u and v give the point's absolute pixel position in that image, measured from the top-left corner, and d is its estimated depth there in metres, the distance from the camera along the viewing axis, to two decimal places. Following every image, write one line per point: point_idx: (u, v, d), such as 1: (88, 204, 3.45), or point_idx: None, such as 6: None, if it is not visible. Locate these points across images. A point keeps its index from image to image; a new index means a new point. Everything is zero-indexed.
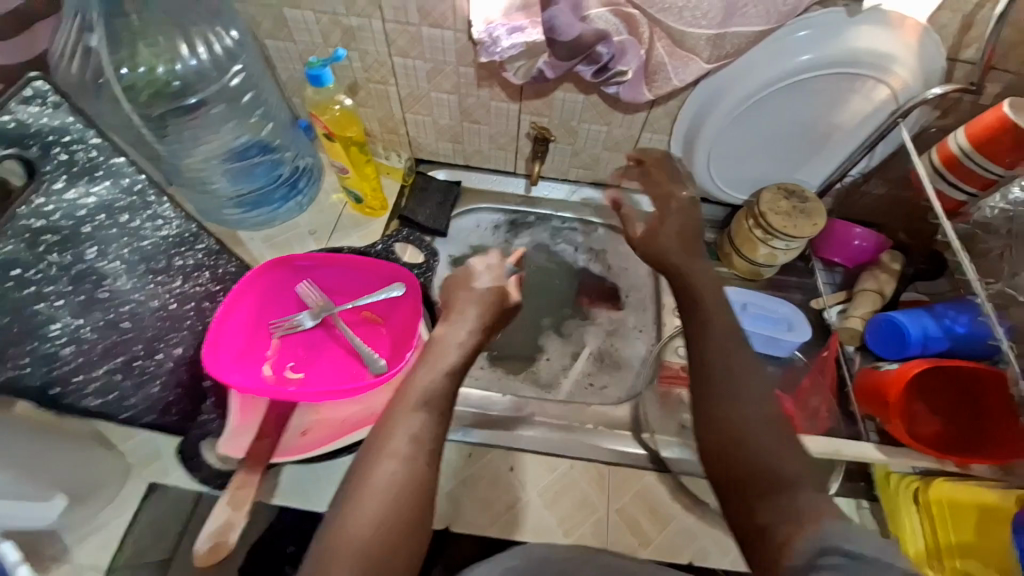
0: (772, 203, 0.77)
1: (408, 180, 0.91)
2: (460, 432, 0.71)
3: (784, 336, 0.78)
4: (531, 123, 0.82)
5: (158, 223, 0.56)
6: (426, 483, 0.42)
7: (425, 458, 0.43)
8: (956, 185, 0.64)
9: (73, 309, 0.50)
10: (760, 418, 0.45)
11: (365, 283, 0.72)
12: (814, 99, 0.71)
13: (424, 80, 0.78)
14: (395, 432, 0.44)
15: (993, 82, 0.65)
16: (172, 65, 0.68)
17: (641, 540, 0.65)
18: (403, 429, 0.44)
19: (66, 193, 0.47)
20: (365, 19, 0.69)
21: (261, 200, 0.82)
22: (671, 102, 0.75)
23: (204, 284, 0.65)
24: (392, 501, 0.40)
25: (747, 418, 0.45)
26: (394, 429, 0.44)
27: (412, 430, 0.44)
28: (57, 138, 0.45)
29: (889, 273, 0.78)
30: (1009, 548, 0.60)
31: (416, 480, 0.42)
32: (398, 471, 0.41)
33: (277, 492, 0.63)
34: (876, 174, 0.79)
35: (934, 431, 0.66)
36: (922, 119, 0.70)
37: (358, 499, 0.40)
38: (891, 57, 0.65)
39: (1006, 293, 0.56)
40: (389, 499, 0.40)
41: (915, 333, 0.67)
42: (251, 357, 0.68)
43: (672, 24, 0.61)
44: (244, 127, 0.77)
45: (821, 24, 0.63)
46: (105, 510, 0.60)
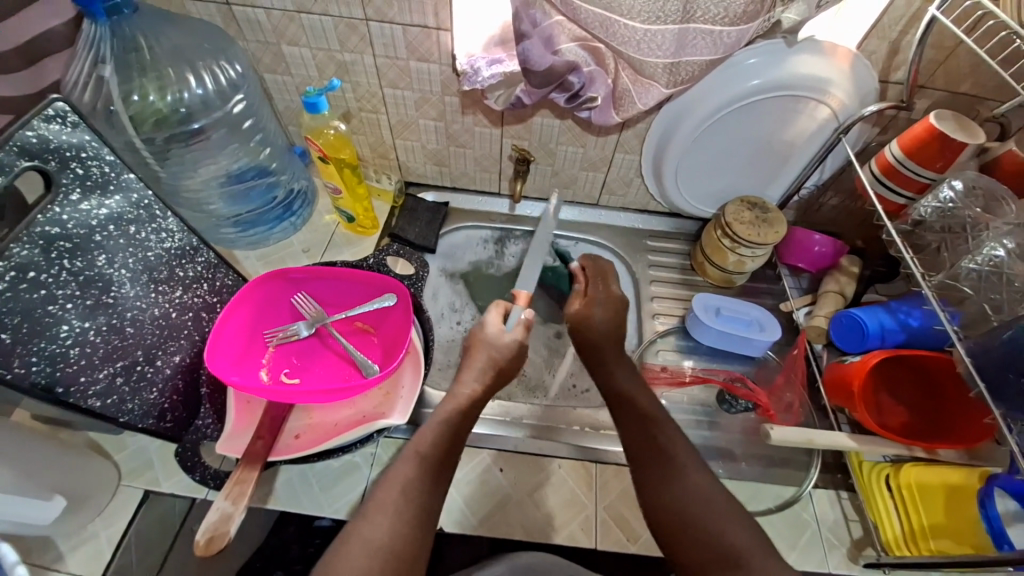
0: (737, 213, 0.83)
1: (398, 202, 0.96)
2: None
3: (755, 336, 0.82)
4: (512, 146, 0.89)
5: (162, 236, 0.61)
6: (412, 542, 0.46)
7: (411, 513, 0.48)
8: (896, 190, 0.70)
9: (80, 312, 0.52)
10: (707, 503, 0.48)
11: (357, 294, 0.76)
12: (767, 119, 0.79)
13: (412, 108, 0.84)
14: (386, 491, 0.49)
15: (924, 99, 0.73)
16: (179, 93, 0.74)
17: (629, 535, 0.67)
18: (395, 485, 0.49)
19: (80, 204, 0.52)
20: (358, 55, 0.76)
21: (257, 220, 0.87)
22: (640, 124, 0.82)
23: (203, 295, 0.68)
24: (376, 556, 0.44)
25: (689, 507, 0.48)
26: (388, 485, 0.49)
27: (401, 486, 0.49)
28: (75, 154, 0.51)
29: (849, 275, 0.83)
30: (977, 523, 0.62)
31: (399, 534, 0.46)
32: (385, 525, 0.46)
33: (271, 498, 0.67)
34: (831, 186, 0.87)
35: (900, 421, 0.70)
36: (864, 135, 0.79)
37: (345, 555, 0.44)
38: (828, 80, 0.73)
39: (947, 283, 0.62)
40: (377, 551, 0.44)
41: (873, 326, 0.72)
42: (249, 362, 0.71)
43: (632, 55, 0.66)
44: (244, 151, 0.83)
45: (768, 52, 0.71)
46: (96, 520, 0.64)
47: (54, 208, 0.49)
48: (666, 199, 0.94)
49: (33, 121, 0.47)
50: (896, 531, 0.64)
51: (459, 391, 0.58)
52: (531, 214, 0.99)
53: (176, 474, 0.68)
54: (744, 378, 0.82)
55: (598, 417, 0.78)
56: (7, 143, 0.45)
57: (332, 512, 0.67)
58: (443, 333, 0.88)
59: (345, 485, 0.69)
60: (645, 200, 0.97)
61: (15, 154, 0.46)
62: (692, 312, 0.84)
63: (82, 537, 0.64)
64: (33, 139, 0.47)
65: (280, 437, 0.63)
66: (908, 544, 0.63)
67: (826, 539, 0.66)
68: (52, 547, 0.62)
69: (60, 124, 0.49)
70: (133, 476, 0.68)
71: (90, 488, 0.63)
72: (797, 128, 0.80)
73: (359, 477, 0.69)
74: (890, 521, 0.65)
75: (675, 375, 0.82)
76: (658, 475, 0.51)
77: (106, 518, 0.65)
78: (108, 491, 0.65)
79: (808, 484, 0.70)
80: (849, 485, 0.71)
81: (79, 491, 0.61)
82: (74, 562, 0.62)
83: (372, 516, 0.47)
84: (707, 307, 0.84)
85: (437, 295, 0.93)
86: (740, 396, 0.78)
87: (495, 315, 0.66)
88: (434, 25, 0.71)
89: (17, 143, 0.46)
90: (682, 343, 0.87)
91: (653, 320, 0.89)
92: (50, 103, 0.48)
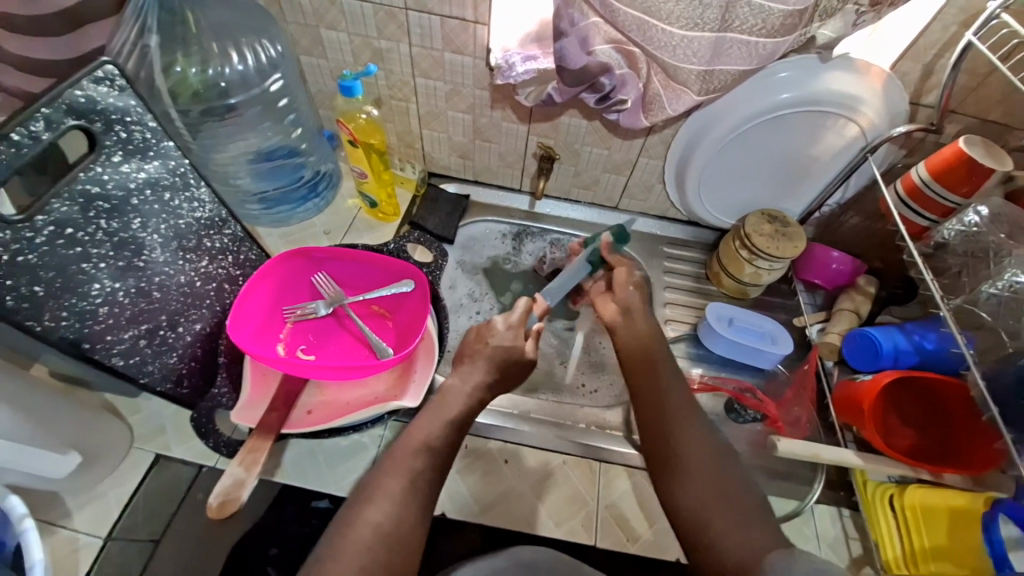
0: (757, 225, 0.84)
1: (421, 191, 0.98)
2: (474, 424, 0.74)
3: (767, 349, 0.82)
4: (538, 143, 0.90)
5: (194, 205, 0.62)
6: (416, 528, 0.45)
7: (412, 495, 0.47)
8: (918, 212, 0.70)
9: (112, 272, 0.53)
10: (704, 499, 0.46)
11: (377, 278, 0.77)
12: (793, 134, 0.79)
13: (442, 99, 0.85)
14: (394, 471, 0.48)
15: (953, 124, 0.73)
16: (221, 68, 0.75)
17: (629, 536, 0.67)
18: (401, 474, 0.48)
19: (121, 166, 0.53)
20: (394, 42, 0.77)
21: (282, 198, 0.88)
22: (666, 130, 0.82)
23: (227, 267, 0.69)
24: (378, 545, 0.43)
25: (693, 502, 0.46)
26: (390, 470, 0.48)
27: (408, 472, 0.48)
28: (120, 117, 0.52)
29: (864, 295, 0.83)
30: (980, 549, 0.61)
31: (405, 522, 0.45)
32: (389, 511, 0.45)
33: (279, 470, 0.68)
34: (852, 206, 0.87)
35: (907, 443, 0.70)
36: (890, 156, 0.79)
37: (348, 542, 0.43)
38: (859, 99, 0.74)
39: (965, 308, 0.63)
40: (384, 537, 0.43)
41: (887, 347, 0.72)
42: (268, 335, 0.72)
43: (667, 60, 0.67)
44: (275, 130, 0.84)
45: (799, 67, 0.72)
46: (106, 478, 0.66)
47: (96, 168, 0.51)
48: (686, 207, 0.94)
49: (82, 82, 0.48)
50: (896, 551, 0.65)
51: (469, 382, 0.58)
52: (550, 212, 1.00)
53: (187, 441, 0.70)
54: (754, 389, 0.83)
55: (604, 417, 0.79)
56: (56, 100, 0.46)
57: (337, 489, 0.68)
58: (457, 323, 0.89)
59: (350, 465, 0.70)
60: (664, 207, 0.97)
61: (63, 112, 0.47)
62: (706, 320, 0.84)
63: (91, 495, 0.65)
64: (81, 98, 0.48)
65: (293, 411, 0.64)
66: (908, 564, 0.63)
67: (825, 555, 0.67)
68: (63, 502, 0.64)
69: (108, 86, 0.50)
70: (145, 439, 0.69)
71: (103, 447, 0.64)
72: (823, 144, 0.80)
73: (366, 458, 0.70)
74: (891, 540, 0.65)
75: None
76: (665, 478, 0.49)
77: (116, 478, 0.66)
78: (120, 452, 0.67)
79: (811, 499, 0.71)
80: (852, 503, 0.71)
81: (93, 448, 0.63)
82: (81, 520, 0.63)
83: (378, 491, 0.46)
84: (721, 316, 0.85)
85: (454, 285, 0.93)
86: (748, 406, 0.80)
87: (521, 311, 0.66)
88: (472, 18, 0.72)
89: (66, 102, 0.47)
90: (693, 350, 0.87)
91: (665, 326, 0.89)
92: (100, 65, 0.49)
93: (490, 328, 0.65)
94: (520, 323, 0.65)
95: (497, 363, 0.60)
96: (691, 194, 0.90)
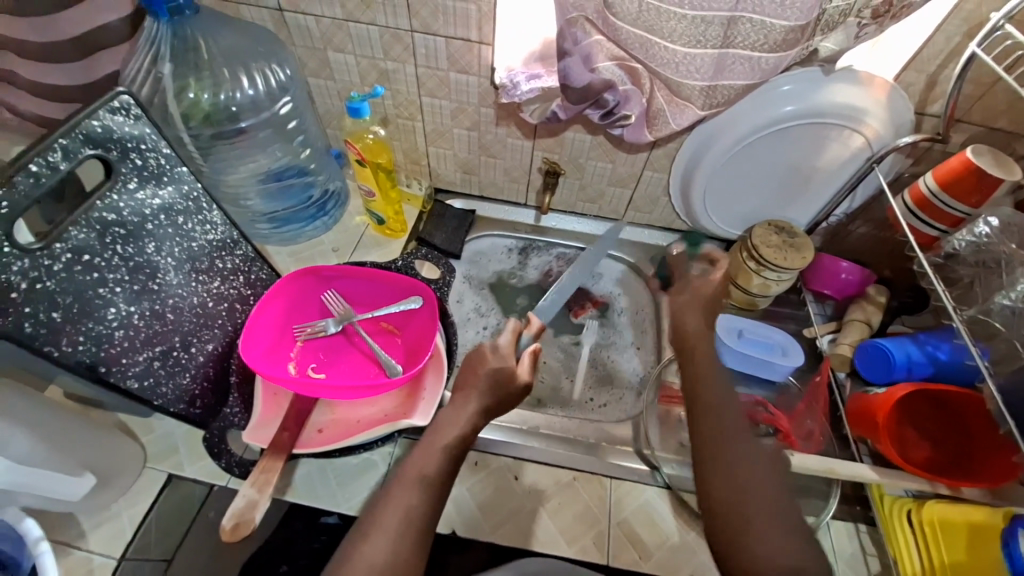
0: (763, 237, 0.84)
1: (427, 207, 0.99)
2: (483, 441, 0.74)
3: (778, 360, 0.82)
4: (543, 159, 0.91)
5: (206, 228, 0.63)
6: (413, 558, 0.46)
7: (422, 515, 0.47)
8: (928, 222, 0.70)
9: (127, 295, 0.54)
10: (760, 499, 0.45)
11: (386, 295, 0.77)
12: (798, 145, 0.79)
13: (448, 117, 0.87)
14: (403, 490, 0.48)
15: (960, 133, 0.73)
16: (232, 93, 0.76)
17: (641, 553, 0.67)
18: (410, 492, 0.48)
19: (136, 192, 0.54)
20: (400, 64, 0.79)
21: (291, 217, 0.89)
22: (670, 144, 0.83)
23: (238, 287, 0.70)
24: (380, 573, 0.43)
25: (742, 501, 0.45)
26: (393, 502, 0.48)
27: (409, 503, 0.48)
28: (135, 145, 0.53)
29: (875, 305, 0.82)
30: (998, 561, 0.61)
31: (400, 558, 0.45)
32: (386, 548, 0.45)
33: (290, 489, 0.69)
34: (860, 215, 0.87)
35: (923, 455, 0.69)
36: (897, 166, 0.79)
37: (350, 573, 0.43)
38: (863, 110, 0.74)
39: (980, 318, 0.62)
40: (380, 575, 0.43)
41: (900, 358, 0.71)
42: (278, 354, 0.73)
43: (670, 76, 0.67)
44: (284, 151, 0.86)
45: (803, 80, 0.72)
46: (119, 499, 0.66)
47: (112, 195, 0.52)
48: (692, 219, 0.94)
49: (100, 112, 0.50)
50: (917, 567, 0.63)
51: (461, 409, 0.57)
52: (556, 226, 1.01)
53: (199, 460, 0.70)
54: (766, 403, 0.81)
55: (614, 432, 0.78)
56: (74, 131, 0.48)
57: (347, 508, 0.68)
58: (465, 338, 0.89)
59: (361, 483, 0.70)
60: (670, 218, 0.97)
61: (82, 142, 0.49)
62: (715, 333, 0.84)
63: (104, 516, 0.65)
64: (99, 128, 0.50)
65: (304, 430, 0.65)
66: None
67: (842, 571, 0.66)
68: (77, 523, 0.64)
69: (124, 116, 0.52)
70: (158, 458, 0.70)
71: (117, 468, 0.65)
72: (829, 155, 0.80)
73: (377, 476, 0.70)
74: (911, 557, 0.63)
75: None
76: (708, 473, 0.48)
77: (129, 499, 0.66)
78: (133, 473, 0.67)
79: (827, 514, 0.69)
80: (869, 518, 0.69)
81: (107, 469, 0.63)
82: (95, 541, 0.64)
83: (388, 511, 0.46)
84: (729, 329, 0.84)
85: (461, 300, 0.93)
86: (762, 420, 0.78)
87: (509, 337, 0.63)
88: (476, 39, 0.73)
89: (84, 132, 0.49)
90: None
91: (673, 339, 0.89)
92: (116, 96, 0.51)
93: (486, 355, 0.62)
94: (507, 349, 0.62)
95: (488, 390, 0.59)
96: (696, 206, 0.90)
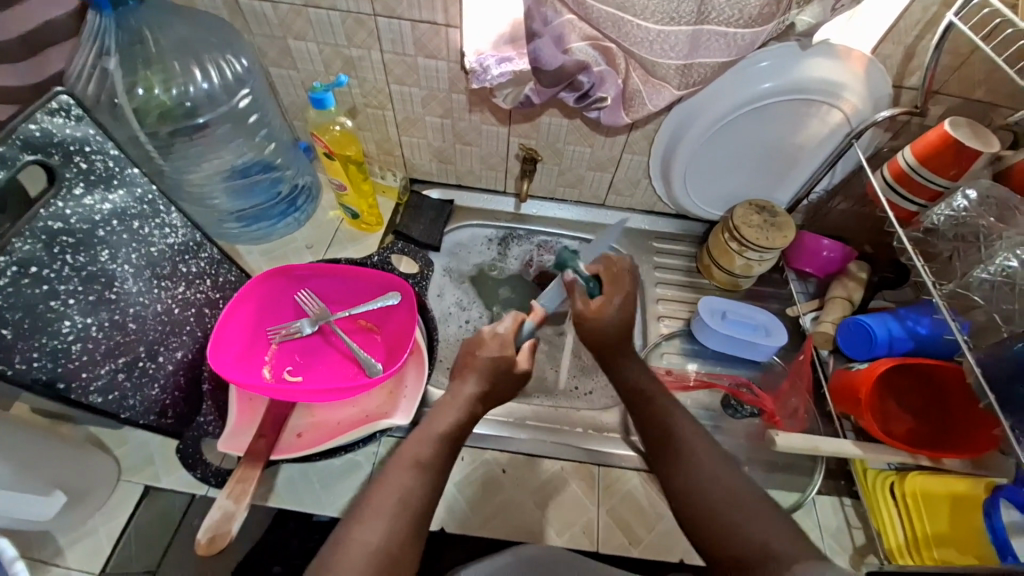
0: (744, 217, 0.83)
1: (403, 199, 0.96)
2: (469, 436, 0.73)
3: (761, 341, 0.81)
4: (519, 145, 0.88)
5: (165, 231, 0.60)
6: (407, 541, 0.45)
7: (404, 519, 0.45)
8: (906, 196, 0.70)
9: (83, 307, 0.52)
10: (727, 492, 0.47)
11: (362, 292, 0.75)
12: (778, 122, 0.78)
13: (419, 105, 0.83)
14: (384, 494, 0.47)
15: (938, 105, 0.72)
16: (184, 87, 0.73)
17: (631, 539, 0.67)
18: (390, 496, 0.47)
19: (84, 198, 0.51)
20: (365, 50, 0.75)
21: (261, 215, 0.86)
22: (649, 125, 0.81)
23: (205, 291, 0.67)
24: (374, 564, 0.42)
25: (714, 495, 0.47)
26: (380, 492, 0.47)
27: (399, 494, 0.47)
28: (79, 148, 0.50)
29: (856, 281, 0.82)
30: (980, 532, 0.62)
31: (396, 540, 0.44)
32: (382, 529, 0.44)
33: (272, 495, 0.67)
34: (840, 191, 0.86)
35: (906, 428, 0.69)
36: (875, 140, 0.78)
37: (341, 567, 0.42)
38: (841, 85, 0.72)
39: (958, 293, 0.62)
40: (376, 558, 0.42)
41: (881, 334, 0.72)
42: (252, 359, 0.70)
43: (644, 56, 0.65)
44: (248, 146, 0.82)
45: (780, 55, 0.70)
46: (96, 514, 0.64)
47: (58, 202, 0.49)
48: (673, 201, 0.93)
49: (37, 114, 0.46)
50: (899, 539, 0.64)
51: (459, 394, 0.56)
52: (536, 213, 0.99)
53: (177, 470, 0.68)
54: (751, 384, 0.82)
55: (601, 420, 0.78)
56: (11, 136, 0.44)
57: (332, 511, 0.67)
58: (447, 332, 0.88)
59: (345, 484, 0.68)
60: (651, 201, 0.96)
61: (18, 147, 0.45)
62: (699, 315, 0.83)
63: (82, 532, 0.63)
64: (36, 131, 0.46)
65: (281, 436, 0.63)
66: (911, 552, 0.63)
67: (828, 546, 0.66)
68: (53, 541, 0.62)
69: (64, 117, 0.48)
70: (134, 471, 0.68)
71: (91, 483, 0.62)
72: (808, 131, 0.79)
73: (361, 477, 0.69)
74: (894, 529, 0.65)
75: (680, 379, 0.82)
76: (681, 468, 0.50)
77: (106, 514, 0.64)
78: (108, 487, 0.65)
79: (812, 491, 0.70)
80: (853, 492, 0.70)
81: (79, 486, 0.61)
82: (73, 558, 0.62)
83: (367, 519, 0.45)
84: (713, 310, 0.84)
85: (442, 293, 0.91)
86: (746, 401, 0.78)
87: (510, 324, 0.60)
88: (443, 21, 0.70)
89: (21, 136, 0.45)
90: (687, 346, 0.86)
91: (658, 324, 0.88)
92: (54, 96, 0.47)
93: (484, 339, 0.59)
94: (508, 334, 0.60)
95: (488, 376, 0.57)
96: (676, 188, 0.89)
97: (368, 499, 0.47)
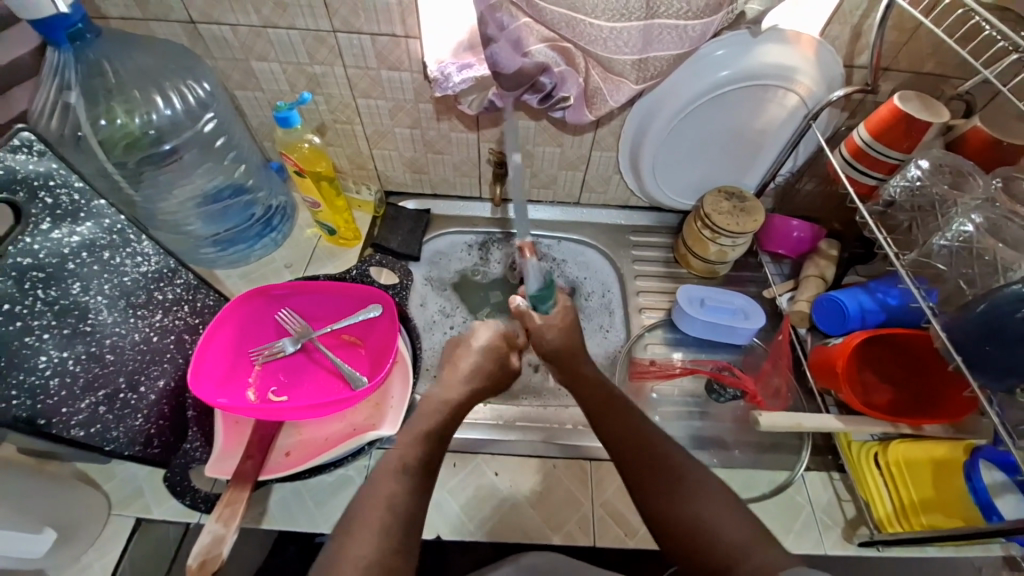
0: (715, 204, 0.84)
1: (379, 211, 0.96)
2: (462, 440, 0.74)
3: (740, 324, 0.83)
4: (489, 149, 0.89)
5: (138, 260, 0.60)
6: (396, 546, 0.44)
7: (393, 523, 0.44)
8: (865, 171, 0.71)
9: (58, 341, 0.51)
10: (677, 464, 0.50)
11: (342, 308, 0.75)
12: (739, 109, 0.80)
13: (386, 117, 0.84)
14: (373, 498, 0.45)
15: (890, 81, 0.74)
16: (148, 115, 0.73)
17: (626, 530, 0.67)
18: (382, 501, 0.45)
19: (51, 233, 0.51)
20: (328, 67, 0.76)
21: (237, 238, 0.86)
22: (614, 122, 0.83)
23: (184, 317, 0.68)
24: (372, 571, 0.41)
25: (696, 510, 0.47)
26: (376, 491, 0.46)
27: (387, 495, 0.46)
28: (43, 183, 0.50)
29: (828, 259, 0.84)
30: (963, 494, 0.64)
31: (389, 551, 0.43)
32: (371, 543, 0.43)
33: (265, 517, 0.66)
34: (805, 172, 0.88)
35: (886, 398, 0.70)
36: (834, 120, 0.80)
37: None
38: (795, 69, 0.75)
39: (921, 261, 0.64)
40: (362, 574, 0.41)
41: (853, 308, 0.73)
42: (234, 383, 0.70)
43: (600, 53, 0.67)
44: (218, 170, 0.82)
45: (734, 44, 0.72)
46: (89, 550, 0.63)
47: (25, 238, 0.48)
48: (646, 194, 0.95)
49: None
50: (888, 508, 0.65)
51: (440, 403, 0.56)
52: None
53: (166, 500, 0.67)
54: (731, 367, 0.83)
55: None
56: None
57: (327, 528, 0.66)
58: (432, 339, 0.88)
59: (338, 501, 0.68)
60: (625, 196, 0.97)
61: None
62: (678, 304, 0.84)
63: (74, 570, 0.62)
64: None
65: (269, 456, 0.63)
66: (901, 520, 0.64)
67: (820, 519, 0.67)
68: None
69: (26, 153, 0.48)
70: (124, 504, 0.67)
71: (80, 519, 0.62)
72: (768, 116, 0.81)
73: (354, 491, 0.68)
74: (882, 498, 0.66)
75: (665, 368, 0.83)
76: (658, 476, 0.50)
77: (98, 549, 0.63)
78: (98, 522, 0.64)
79: (801, 468, 0.71)
80: (841, 465, 0.71)
81: (68, 523, 0.60)
82: None
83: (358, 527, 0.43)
84: (692, 298, 0.85)
85: (425, 302, 0.92)
86: (728, 384, 0.80)
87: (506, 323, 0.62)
88: (402, 33, 0.71)
89: None
90: (670, 335, 0.87)
91: (641, 315, 0.89)
92: (16, 133, 0.47)
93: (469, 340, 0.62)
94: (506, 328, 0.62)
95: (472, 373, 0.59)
96: (645, 180, 0.90)
97: (355, 512, 0.45)
